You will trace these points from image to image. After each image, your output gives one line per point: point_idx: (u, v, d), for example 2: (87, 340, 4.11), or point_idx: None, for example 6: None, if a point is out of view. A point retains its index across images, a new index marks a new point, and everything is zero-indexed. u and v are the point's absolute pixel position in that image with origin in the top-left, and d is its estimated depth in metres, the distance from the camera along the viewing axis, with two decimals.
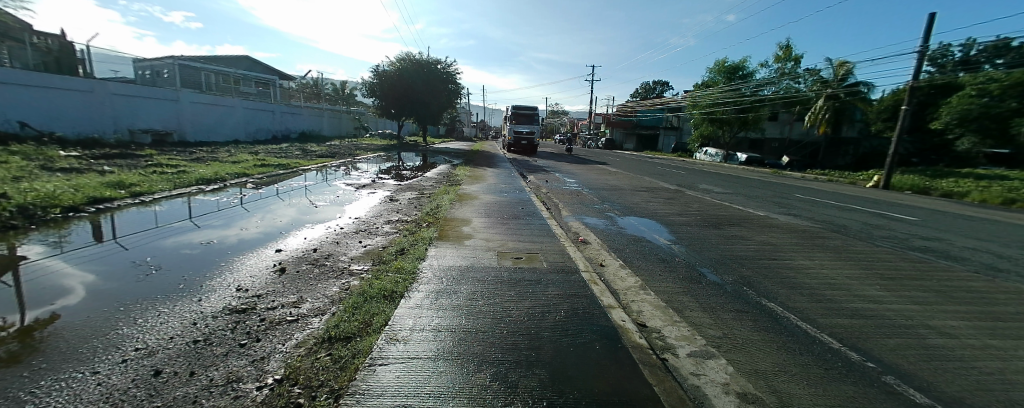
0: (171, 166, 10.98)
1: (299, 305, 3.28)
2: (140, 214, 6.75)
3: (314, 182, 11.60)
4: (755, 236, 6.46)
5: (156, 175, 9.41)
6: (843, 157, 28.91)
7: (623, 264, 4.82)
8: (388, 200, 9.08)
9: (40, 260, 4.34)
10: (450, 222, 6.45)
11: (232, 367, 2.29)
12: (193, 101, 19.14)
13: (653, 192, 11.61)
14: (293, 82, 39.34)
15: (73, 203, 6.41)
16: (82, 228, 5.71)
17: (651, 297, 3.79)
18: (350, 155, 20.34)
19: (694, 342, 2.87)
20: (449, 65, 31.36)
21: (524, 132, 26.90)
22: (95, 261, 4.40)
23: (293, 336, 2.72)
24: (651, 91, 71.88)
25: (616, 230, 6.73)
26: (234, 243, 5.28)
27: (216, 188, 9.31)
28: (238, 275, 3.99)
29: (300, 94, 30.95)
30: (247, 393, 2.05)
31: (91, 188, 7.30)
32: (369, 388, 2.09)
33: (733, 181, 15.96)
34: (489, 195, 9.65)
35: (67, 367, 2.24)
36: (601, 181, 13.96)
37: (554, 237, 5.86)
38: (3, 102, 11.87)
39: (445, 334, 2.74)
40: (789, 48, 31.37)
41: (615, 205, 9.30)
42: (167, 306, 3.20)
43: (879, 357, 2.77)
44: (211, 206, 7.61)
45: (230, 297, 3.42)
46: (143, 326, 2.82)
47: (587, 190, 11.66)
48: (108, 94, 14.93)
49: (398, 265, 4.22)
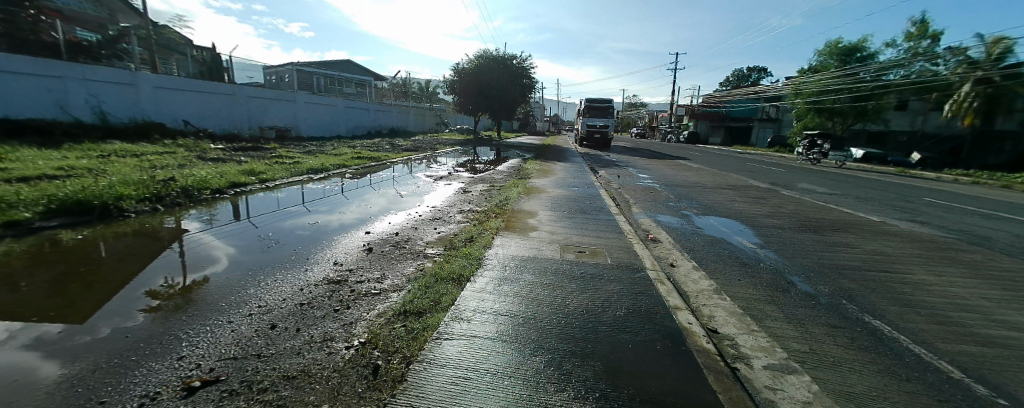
0: (288, 157, 12.82)
1: (381, 280, 3.70)
2: (265, 198, 8.04)
3: (399, 173, 12.75)
4: (863, 244, 5.62)
5: (277, 165, 11.12)
6: (995, 155, 23.25)
7: (696, 266, 4.53)
8: (461, 191, 9.61)
9: (196, 233, 5.44)
10: (516, 214, 6.64)
11: (327, 328, 2.71)
12: (307, 101, 21.90)
13: (739, 190, 10.67)
14: (384, 81, 42.76)
15: (219, 186, 7.88)
16: (225, 207, 7.03)
17: (726, 302, 3.55)
18: (431, 149, 21.77)
19: (772, 355, 2.65)
20: (523, 60, 31.74)
21: (597, 125, 26.12)
22: (233, 236, 5.40)
23: (376, 307, 3.09)
24: (743, 80, 65.68)
25: (692, 230, 6.30)
26: (334, 226, 6.07)
27: (321, 177, 10.69)
28: (335, 252, 4.61)
29: (390, 93, 33.73)
30: (337, 350, 2.41)
31: (231, 174, 8.89)
32: (434, 357, 2.33)
33: (841, 181, 13.88)
34: (557, 188, 9.68)
35: (211, 316, 2.86)
36: (678, 178, 13.05)
37: (622, 233, 5.72)
38: (174, 104, 14.74)
39: (505, 319, 2.89)
40: (925, 23, 25.88)
41: (692, 203, 8.71)
42: (282, 273, 3.84)
43: (1018, 395, 2.29)
44: (318, 194, 8.76)
45: (328, 270, 3.97)
46: (264, 288, 3.44)
47: (663, 187, 11.03)
48: (245, 98, 17.78)
49: (467, 251, 4.50)
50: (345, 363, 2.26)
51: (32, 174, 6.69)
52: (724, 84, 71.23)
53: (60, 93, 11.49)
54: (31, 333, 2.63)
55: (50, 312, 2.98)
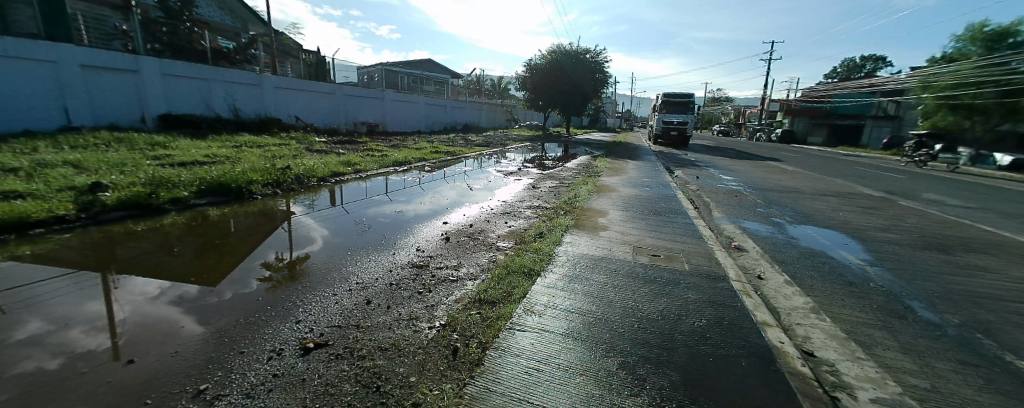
0: (377, 150, 14.02)
1: (458, 268, 3.95)
2: (357, 187, 8.94)
3: (471, 167, 13.28)
4: (1013, 270, 4.63)
5: (369, 157, 12.24)
6: None
7: (789, 281, 4.11)
8: (531, 187, 9.74)
9: (300, 215, 6.26)
10: (586, 212, 6.57)
11: (413, 308, 2.98)
12: (394, 99, 23.65)
13: (845, 198, 9.37)
14: (460, 78, 44.55)
15: (323, 174, 8.92)
16: (325, 194, 7.97)
17: (825, 323, 3.18)
18: (502, 144, 22.28)
19: (883, 388, 2.34)
20: (597, 53, 30.91)
21: (674, 122, 24.58)
22: (330, 219, 6.12)
23: (454, 293, 3.31)
24: (855, 70, 57.07)
25: (784, 240, 5.70)
26: (414, 215, 6.56)
27: (404, 170, 11.56)
28: (416, 239, 5.00)
29: (465, 90, 35.09)
30: (422, 329, 2.64)
31: (332, 164, 10.01)
32: (508, 346, 2.45)
33: (984, 192, 11.50)
34: (629, 188, 9.38)
35: (319, 288, 3.30)
36: (767, 181, 11.81)
37: (702, 238, 5.39)
38: (289, 102, 16.89)
39: (576, 316, 2.92)
40: None
41: (785, 209, 7.87)
42: (372, 255, 4.28)
43: None
44: (400, 185, 9.51)
45: (411, 255, 4.33)
46: (359, 267, 3.87)
47: (749, 191, 10.10)
48: (344, 96, 19.73)
49: (537, 246, 4.58)
50: (429, 342, 2.47)
51: (189, 160, 8.21)
52: (829, 76, 62.51)
53: (209, 94, 13.76)
54: (178, 290, 3.29)
55: (192, 274, 3.68)
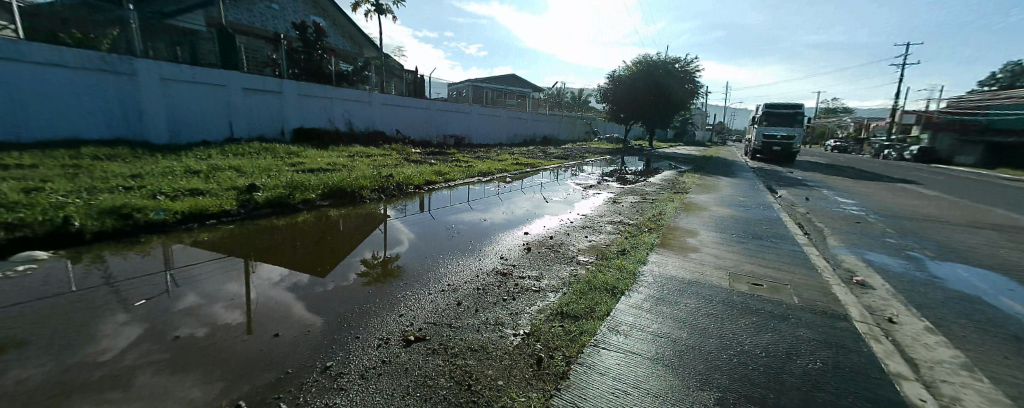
0: (463, 161, 14.91)
1: (540, 279, 4.02)
2: (444, 194, 9.60)
3: (551, 180, 13.41)
4: None
5: (455, 167, 13.07)
6: None
7: (933, 328, 3.43)
8: (612, 202, 9.52)
9: (395, 219, 6.92)
10: (673, 231, 6.21)
11: (498, 313, 3.11)
12: (479, 112, 24.95)
13: (1014, 232, 7.53)
14: (542, 91, 45.34)
15: (418, 182, 9.74)
16: (417, 200, 8.71)
17: (986, 384, 2.60)
18: (581, 157, 22.11)
19: None
20: (687, 63, 29.19)
21: (777, 136, 22.08)
22: (422, 224, 6.67)
23: (536, 303, 3.38)
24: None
25: (926, 279, 4.77)
26: (497, 224, 6.84)
27: (488, 180, 12.09)
28: (498, 247, 5.20)
29: (546, 103, 35.61)
30: (508, 336, 2.75)
31: (425, 173, 10.89)
32: (593, 364, 2.43)
33: None
34: (722, 207, 8.65)
35: (415, 286, 3.62)
36: (900, 207, 9.99)
37: (814, 269, 4.76)
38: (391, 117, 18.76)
39: (664, 341, 2.78)
40: None
41: (926, 241, 6.57)
42: (459, 259, 4.56)
43: None
44: (483, 194, 9.98)
45: (495, 262, 4.52)
46: (449, 269, 4.15)
47: (875, 217, 8.64)
48: (436, 110, 21.36)
49: (620, 264, 4.46)
50: (514, 348, 2.56)
51: (315, 166, 9.62)
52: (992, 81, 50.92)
53: (329, 110, 15.94)
54: (295, 278, 3.87)
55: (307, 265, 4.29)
